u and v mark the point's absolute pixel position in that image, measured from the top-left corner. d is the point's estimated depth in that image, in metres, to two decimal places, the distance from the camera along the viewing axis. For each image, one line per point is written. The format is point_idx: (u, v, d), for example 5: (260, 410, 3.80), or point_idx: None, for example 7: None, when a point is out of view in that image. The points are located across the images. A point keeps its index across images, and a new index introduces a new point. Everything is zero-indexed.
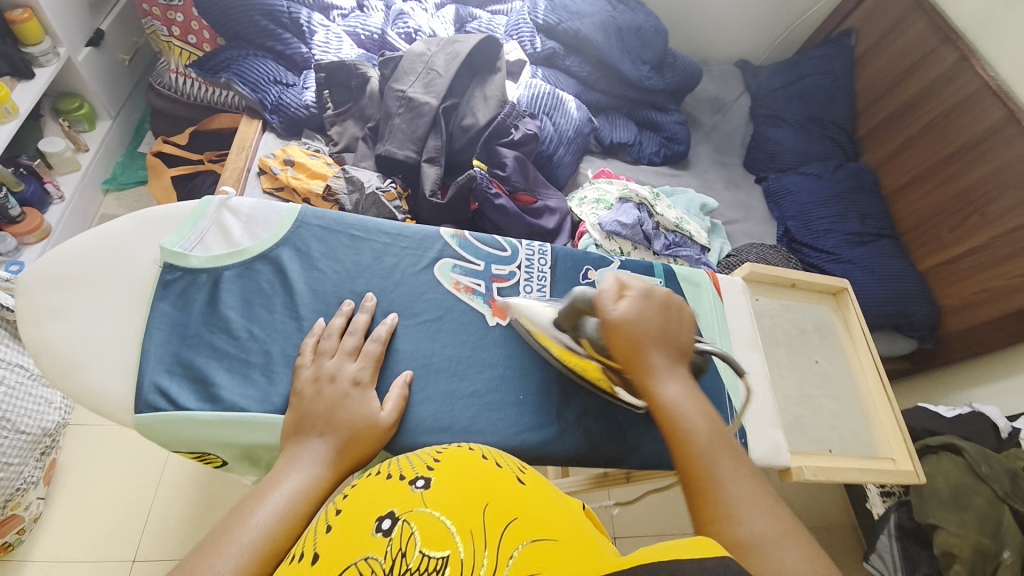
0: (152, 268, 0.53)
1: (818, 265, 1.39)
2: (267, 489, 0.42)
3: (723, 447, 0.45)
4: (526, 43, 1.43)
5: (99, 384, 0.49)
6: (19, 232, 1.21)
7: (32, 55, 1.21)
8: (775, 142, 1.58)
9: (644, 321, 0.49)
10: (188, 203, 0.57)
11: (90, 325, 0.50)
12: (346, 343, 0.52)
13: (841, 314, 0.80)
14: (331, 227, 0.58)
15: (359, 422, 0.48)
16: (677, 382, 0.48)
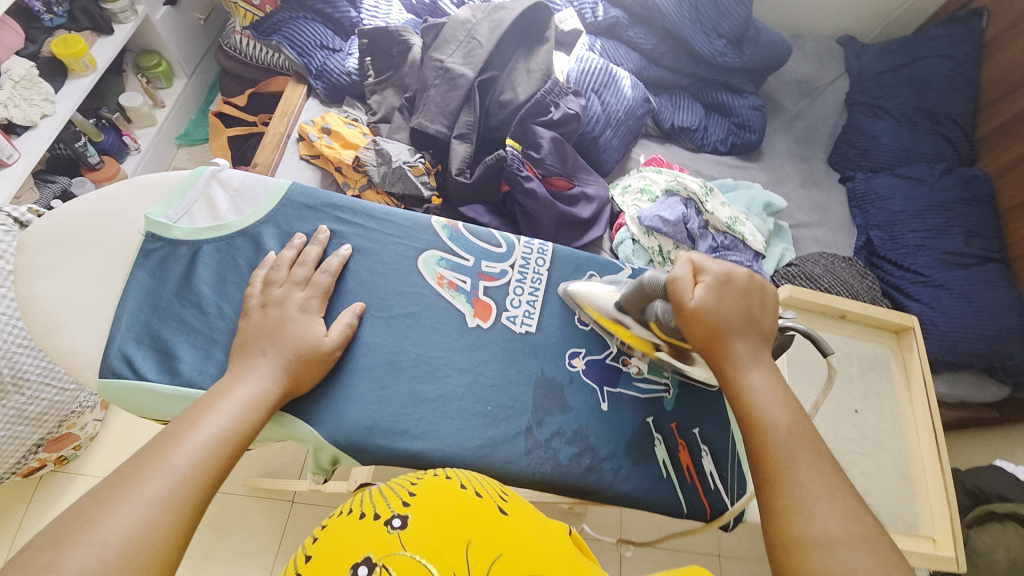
0: (137, 237, 0.57)
1: (901, 286, 1.19)
2: (219, 397, 0.48)
3: (806, 440, 0.47)
4: (586, 10, 1.32)
5: (73, 345, 0.53)
6: (97, 178, 1.34)
7: (111, 11, 1.30)
8: (872, 136, 1.36)
9: (724, 308, 0.51)
10: (181, 172, 0.61)
11: (72, 287, 0.54)
12: (297, 273, 0.56)
13: (901, 357, 0.82)
14: (315, 206, 0.61)
15: (302, 343, 0.52)
16: (756, 365, 0.51)
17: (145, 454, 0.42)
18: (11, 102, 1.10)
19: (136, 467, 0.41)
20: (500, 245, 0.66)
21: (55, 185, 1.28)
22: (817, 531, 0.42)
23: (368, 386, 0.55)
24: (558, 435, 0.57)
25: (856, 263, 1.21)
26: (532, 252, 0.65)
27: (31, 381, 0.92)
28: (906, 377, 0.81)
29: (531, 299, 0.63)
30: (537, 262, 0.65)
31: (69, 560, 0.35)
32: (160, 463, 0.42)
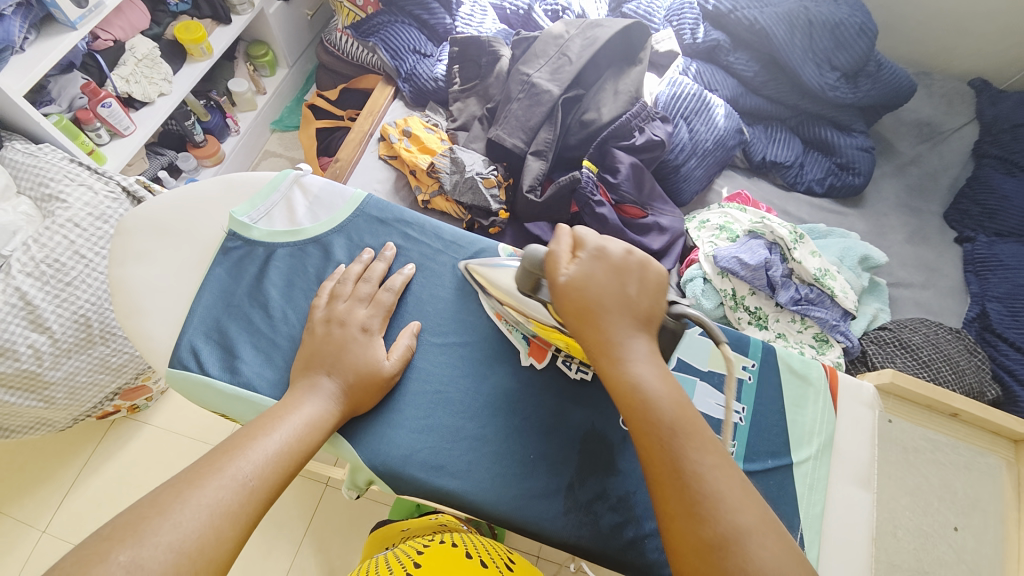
0: (220, 233, 0.60)
1: (1019, 372, 1.02)
2: (286, 410, 0.49)
3: (691, 428, 0.43)
4: (684, 31, 1.26)
5: (150, 332, 0.56)
6: (200, 155, 1.45)
7: (231, 2, 1.39)
8: (1003, 195, 1.19)
9: (596, 282, 0.48)
10: (268, 174, 0.63)
11: (158, 276, 0.58)
12: (361, 289, 0.56)
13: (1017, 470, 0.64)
14: (387, 221, 0.62)
15: (362, 366, 0.52)
16: (638, 350, 0.47)
17: (213, 459, 0.44)
18: (133, 78, 1.22)
19: (204, 470, 0.43)
20: None
21: (162, 157, 1.40)
22: (712, 533, 0.39)
23: (412, 411, 0.55)
24: (600, 498, 0.53)
25: (965, 336, 1.06)
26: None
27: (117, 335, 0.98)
28: (1020, 498, 0.63)
29: None
30: None
31: (145, 552, 0.36)
32: (228, 470, 0.43)
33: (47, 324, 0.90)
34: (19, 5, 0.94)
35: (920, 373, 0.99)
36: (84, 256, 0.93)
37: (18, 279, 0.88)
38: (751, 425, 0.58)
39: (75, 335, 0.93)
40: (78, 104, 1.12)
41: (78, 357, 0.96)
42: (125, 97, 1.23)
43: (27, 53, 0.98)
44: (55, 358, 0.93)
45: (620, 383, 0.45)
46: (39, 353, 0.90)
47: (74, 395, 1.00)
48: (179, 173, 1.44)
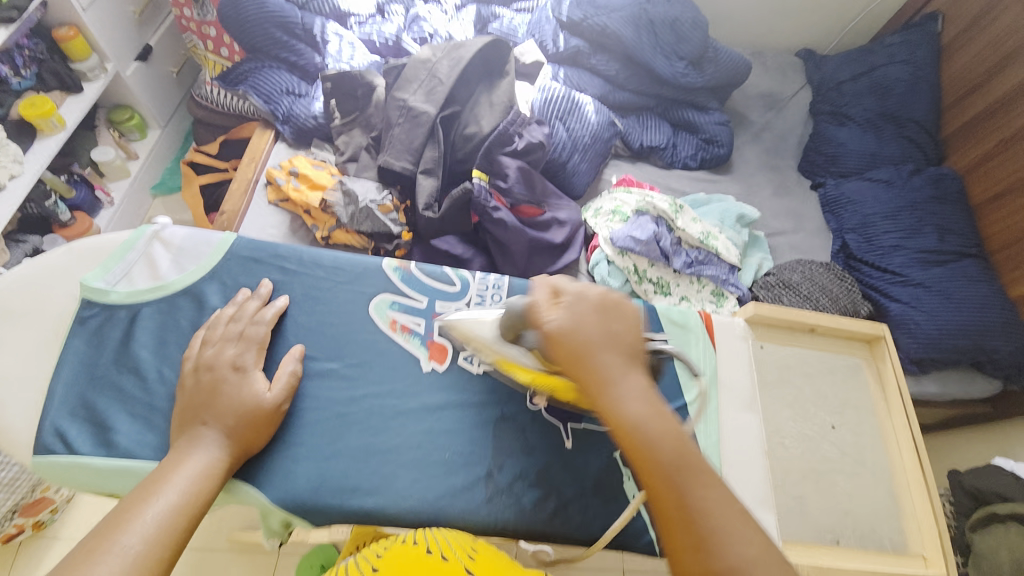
0: (71, 303, 0.57)
1: (879, 287, 1.19)
2: (169, 469, 0.47)
3: (694, 460, 0.44)
4: (547, 42, 1.36)
5: (5, 424, 0.52)
6: (69, 235, 1.33)
7: (81, 71, 1.34)
8: (838, 143, 1.38)
9: (582, 323, 0.48)
10: (120, 233, 0.60)
11: (4, 363, 0.53)
12: (231, 329, 0.55)
13: (876, 367, 0.75)
14: (261, 259, 0.61)
15: (242, 405, 0.51)
16: (634, 385, 0.47)
17: (93, 538, 0.42)
18: None
19: (86, 553, 0.41)
20: (455, 283, 0.66)
21: (25, 244, 1.26)
22: (724, 565, 0.39)
23: (323, 440, 0.55)
24: (519, 479, 0.56)
25: (833, 267, 1.21)
26: (487, 289, 0.65)
27: None
28: (883, 391, 0.74)
29: None
30: (494, 297, 0.65)
31: None
32: (112, 545, 0.41)
33: None
34: None
35: (803, 306, 1.13)
36: None
37: None
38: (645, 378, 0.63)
39: None
40: None
41: None
42: None
43: None
44: None
45: (621, 424, 0.45)
46: None
47: None
48: None
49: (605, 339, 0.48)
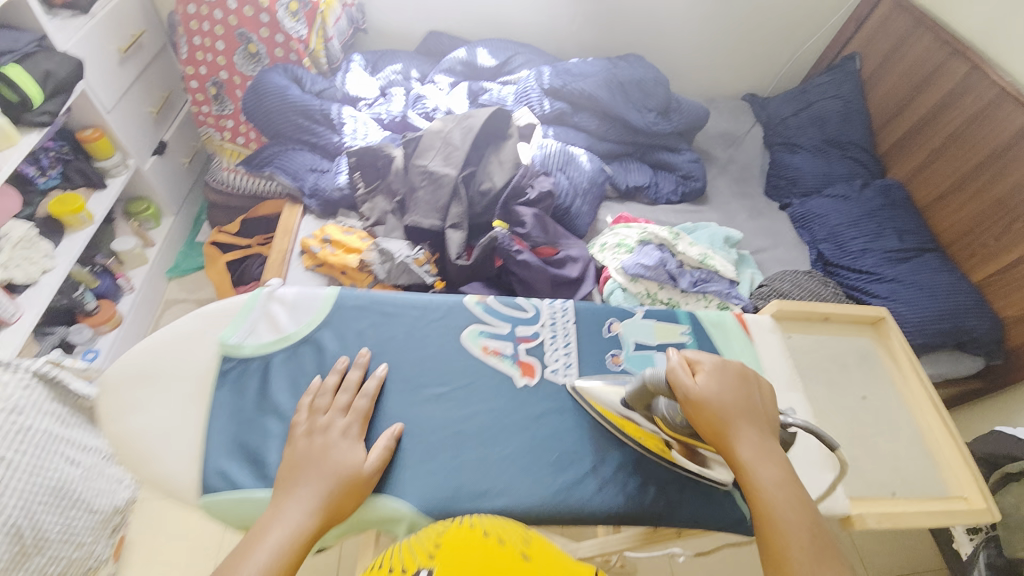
0: (211, 361, 0.67)
1: (860, 286, 1.34)
2: (269, 525, 0.52)
3: (816, 538, 0.50)
4: (535, 106, 1.53)
5: (168, 471, 0.61)
6: (95, 322, 1.36)
7: (104, 168, 1.41)
8: (796, 168, 1.58)
9: (722, 394, 0.56)
10: (239, 297, 0.71)
11: (164, 417, 0.64)
12: (339, 400, 0.63)
13: (885, 344, 0.86)
14: (365, 306, 0.72)
15: (344, 468, 0.57)
16: (764, 460, 0.54)
17: None
18: (13, 263, 1.18)
19: None
20: (527, 310, 0.76)
21: (52, 336, 1.29)
22: None
23: (440, 454, 0.63)
24: (622, 468, 0.65)
25: (816, 274, 1.35)
26: (556, 312, 0.75)
27: (51, 540, 1.00)
28: (896, 361, 0.84)
29: (567, 350, 0.72)
30: (564, 320, 0.75)
31: None
32: None
33: None
34: None
35: None
36: (8, 460, 0.94)
37: None
38: None
39: (8, 552, 0.93)
40: None
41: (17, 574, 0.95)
42: (5, 284, 1.17)
43: None
44: None
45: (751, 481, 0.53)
46: None
47: None
48: (74, 348, 1.34)
49: (738, 409, 0.56)
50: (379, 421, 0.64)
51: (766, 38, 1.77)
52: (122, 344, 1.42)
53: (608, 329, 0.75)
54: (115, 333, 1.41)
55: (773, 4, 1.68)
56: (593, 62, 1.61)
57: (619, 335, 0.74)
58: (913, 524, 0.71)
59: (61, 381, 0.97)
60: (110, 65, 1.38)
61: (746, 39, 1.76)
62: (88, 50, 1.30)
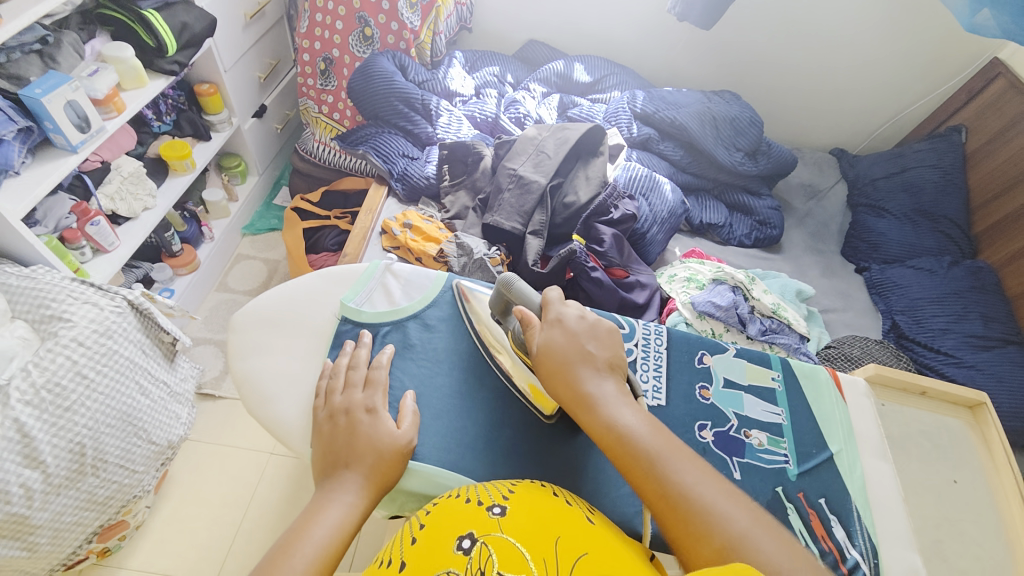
0: (326, 318, 0.71)
1: (935, 366, 1.27)
2: (317, 510, 0.51)
3: (664, 440, 0.50)
4: (624, 128, 1.53)
5: (279, 415, 0.64)
6: (175, 264, 1.43)
7: (212, 122, 1.50)
8: (879, 233, 1.53)
9: (554, 342, 0.58)
10: (360, 265, 0.76)
11: (281, 361, 0.68)
12: (354, 377, 0.63)
13: (979, 429, 0.82)
14: (471, 293, 0.75)
15: (377, 444, 0.57)
16: (608, 389, 0.55)
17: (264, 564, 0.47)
18: (119, 196, 1.26)
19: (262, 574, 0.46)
20: (621, 326, 0.76)
21: (138, 270, 1.37)
22: (716, 544, 0.43)
23: (517, 455, 0.63)
24: None
25: (888, 345, 1.29)
26: (650, 333, 0.75)
27: (107, 463, 0.94)
28: (987, 448, 0.80)
29: (657, 372, 0.71)
30: (657, 341, 0.74)
31: None
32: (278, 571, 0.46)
33: (41, 457, 0.84)
34: (19, 131, 0.98)
35: None
36: (85, 377, 0.89)
37: (15, 409, 0.82)
38: (792, 424, 0.70)
39: (67, 468, 0.87)
40: (64, 224, 1.13)
41: (66, 494, 0.89)
42: (109, 214, 1.26)
43: (21, 176, 1.00)
44: (44, 497, 0.85)
45: (599, 424, 0.53)
46: (29, 493, 0.83)
47: (57, 539, 0.91)
48: (152, 285, 1.41)
49: (567, 353, 0.57)
50: (464, 408, 0.66)
51: (867, 95, 1.72)
52: (193, 288, 1.48)
53: (699, 360, 0.74)
54: (189, 277, 1.47)
55: (882, 61, 1.64)
56: (688, 95, 1.62)
57: (711, 367, 0.73)
58: None
59: (148, 311, 1.01)
60: (235, 27, 1.46)
61: (846, 92, 1.73)
62: (223, 13, 1.39)
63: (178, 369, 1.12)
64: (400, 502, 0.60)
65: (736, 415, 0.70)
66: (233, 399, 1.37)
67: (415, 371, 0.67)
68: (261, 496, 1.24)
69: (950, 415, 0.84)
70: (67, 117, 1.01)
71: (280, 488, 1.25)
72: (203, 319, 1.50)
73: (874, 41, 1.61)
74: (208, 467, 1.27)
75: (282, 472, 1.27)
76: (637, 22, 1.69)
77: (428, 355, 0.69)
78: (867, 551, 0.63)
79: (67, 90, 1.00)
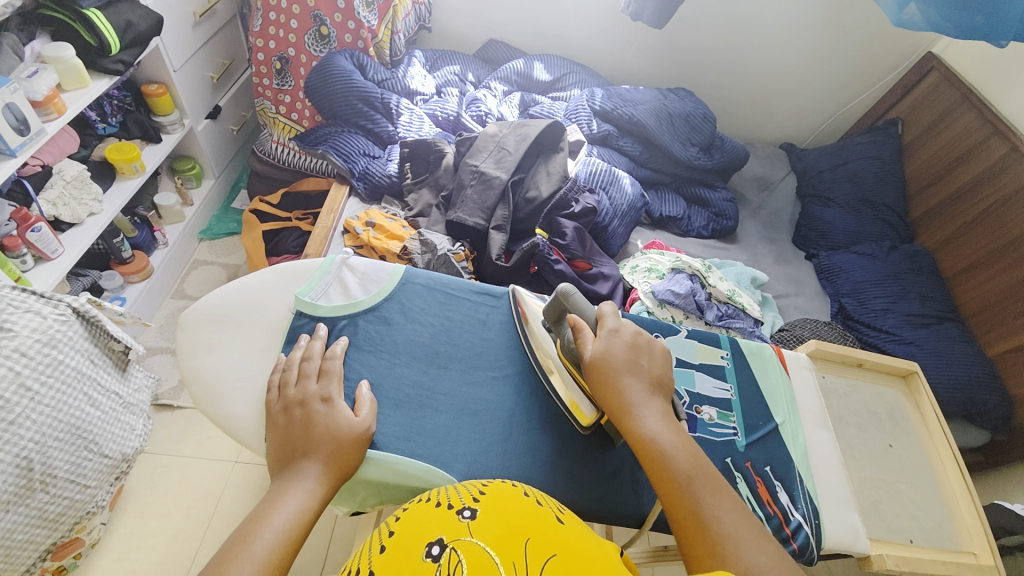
0: (281, 314, 0.70)
1: (878, 344, 1.35)
2: (273, 500, 0.51)
3: (700, 471, 0.55)
4: (584, 124, 1.56)
5: (233, 413, 0.64)
6: (126, 272, 1.38)
7: (162, 123, 1.44)
8: (826, 222, 1.61)
9: (610, 353, 0.62)
10: (316, 261, 0.76)
11: (232, 359, 0.67)
12: (308, 368, 0.63)
13: (913, 397, 0.89)
14: (430, 286, 0.76)
15: (334, 431, 0.57)
16: (653, 411, 0.59)
17: (218, 559, 0.45)
18: (61, 201, 1.20)
19: (220, 564, 0.45)
20: None
21: (85, 278, 1.31)
22: None
23: (478, 441, 0.65)
24: None
25: (836, 326, 1.37)
26: None
27: (57, 478, 0.89)
28: (921, 416, 0.88)
29: None
30: None
31: None
32: (235, 562, 0.45)
33: None
34: None
35: None
36: (30, 388, 0.85)
37: None
38: (740, 398, 0.74)
39: (14, 485, 0.83)
40: (3, 232, 1.06)
41: (14, 512, 0.85)
42: (51, 220, 1.20)
43: None
44: None
45: (639, 437, 0.57)
46: None
47: (6, 559, 0.87)
48: (102, 293, 1.35)
49: (621, 364, 0.61)
50: (427, 399, 0.67)
51: (812, 91, 1.81)
52: (146, 296, 1.43)
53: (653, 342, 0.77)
54: (142, 284, 1.42)
55: (824, 60, 1.74)
56: (645, 93, 1.67)
57: None
58: (928, 572, 0.73)
59: (97, 319, 0.97)
60: (185, 26, 1.41)
61: (793, 89, 1.82)
62: (168, 11, 1.33)
63: (132, 379, 1.08)
64: (360, 494, 0.61)
65: (688, 392, 0.73)
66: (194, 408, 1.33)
67: (373, 363, 0.68)
68: (225, 507, 1.20)
69: (887, 386, 0.90)
70: (4, 118, 0.96)
71: (247, 496, 1.22)
72: (159, 327, 1.45)
73: (815, 40, 1.70)
74: (169, 479, 1.23)
75: (247, 482, 1.24)
76: (594, 23, 1.73)
77: (388, 348, 0.70)
78: (810, 512, 0.67)
79: (5, 91, 0.95)
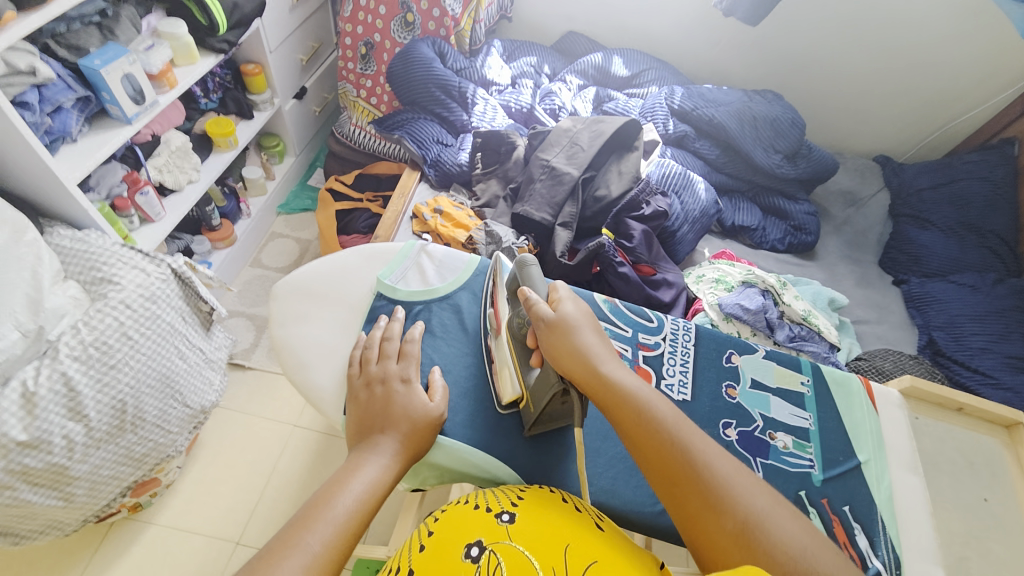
0: (364, 293, 0.73)
1: (970, 386, 1.22)
2: (351, 470, 0.53)
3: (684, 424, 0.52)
4: (660, 123, 1.51)
5: (315, 382, 0.67)
6: (214, 238, 1.49)
7: (255, 101, 1.54)
8: (920, 245, 1.47)
9: (572, 316, 0.60)
10: (397, 245, 0.78)
11: (317, 330, 0.70)
12: (389, 348, 0.65)
13: (1015, 450, 0.80)
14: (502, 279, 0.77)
15: (411, 412, 0.59)
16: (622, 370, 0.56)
17: (299, 517, 0.47)
18: (166, 168, 1.32)
19: (301, 521, 0.47)
20: (650, 320, 0.76)
21: (180, 241, 1.44)
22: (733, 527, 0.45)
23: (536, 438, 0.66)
24: None
25: (923, 361, 1.24)
26: (678, 330, 0.75)
27: (146, 422, 0.99)
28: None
29: (683, 369, 0.71)
30: (685, 337, 0.74)
31: None
32: (314, 520, 0.47)
33: (85, 411, 0.88)
34: (78, 100, 1.04)
35: None
36: (130, 337, 0.94)
37: (64, 363, 0.87)
38: (820, 429, 0.69)
39: (109, 423, 0.92)
40: (116, 193, 1.18)
41: (105, 448, 0.94)
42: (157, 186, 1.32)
43: (78, 144, 1.06)
44: (85, 449, 0.91)
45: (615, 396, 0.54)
46: (73, 444, 0.88)
47: (94, 491, 0.97)
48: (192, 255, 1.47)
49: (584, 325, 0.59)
50: (490, 391, 0.68)
51: (919, 100, 1.64)
52: (229, 261, 1.54)
53: (727, 360, 0.73)
54: (226, 250, 1.53)
55: (938, 66, 1.57)
56: (728, 93, 1.59)
57: (739, 367, 0.72)
58: None
59: (190, 280, 1.06)
60: (283, 10, 1.49)
61: (896, 97, 1.66)
62: None
63: (213, 337, 1.17)
64: (424, 475, 0.64)
65: (762, 416, 0.69)
66: (262, 370, 1.43)
67: (444, 351, 0.70)
68: (282, 468, 1.28)
69: (984, 434, 0.81)
70: (123, 89, 1.06)
71: (303, 460, 1.29)
72: (238, 292, 1.56)
73: (930, 42, 1.53)
74: (236, 434, 1.32)
75: (304, 447, 1.31)
76: (679, 18, 1.66)
77: (457, 336, 0.71)
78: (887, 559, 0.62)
79: (124, 62, 1.04)
